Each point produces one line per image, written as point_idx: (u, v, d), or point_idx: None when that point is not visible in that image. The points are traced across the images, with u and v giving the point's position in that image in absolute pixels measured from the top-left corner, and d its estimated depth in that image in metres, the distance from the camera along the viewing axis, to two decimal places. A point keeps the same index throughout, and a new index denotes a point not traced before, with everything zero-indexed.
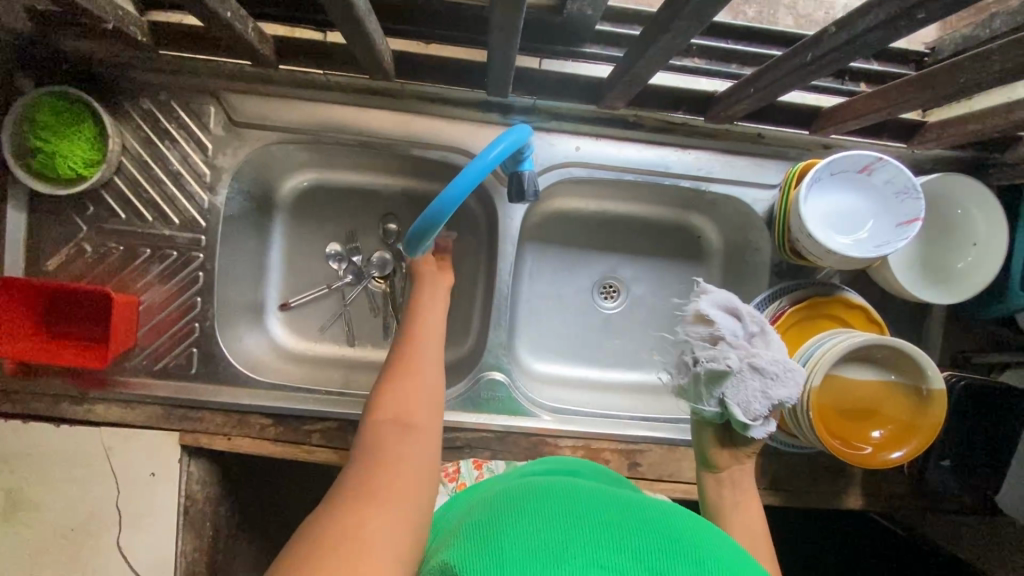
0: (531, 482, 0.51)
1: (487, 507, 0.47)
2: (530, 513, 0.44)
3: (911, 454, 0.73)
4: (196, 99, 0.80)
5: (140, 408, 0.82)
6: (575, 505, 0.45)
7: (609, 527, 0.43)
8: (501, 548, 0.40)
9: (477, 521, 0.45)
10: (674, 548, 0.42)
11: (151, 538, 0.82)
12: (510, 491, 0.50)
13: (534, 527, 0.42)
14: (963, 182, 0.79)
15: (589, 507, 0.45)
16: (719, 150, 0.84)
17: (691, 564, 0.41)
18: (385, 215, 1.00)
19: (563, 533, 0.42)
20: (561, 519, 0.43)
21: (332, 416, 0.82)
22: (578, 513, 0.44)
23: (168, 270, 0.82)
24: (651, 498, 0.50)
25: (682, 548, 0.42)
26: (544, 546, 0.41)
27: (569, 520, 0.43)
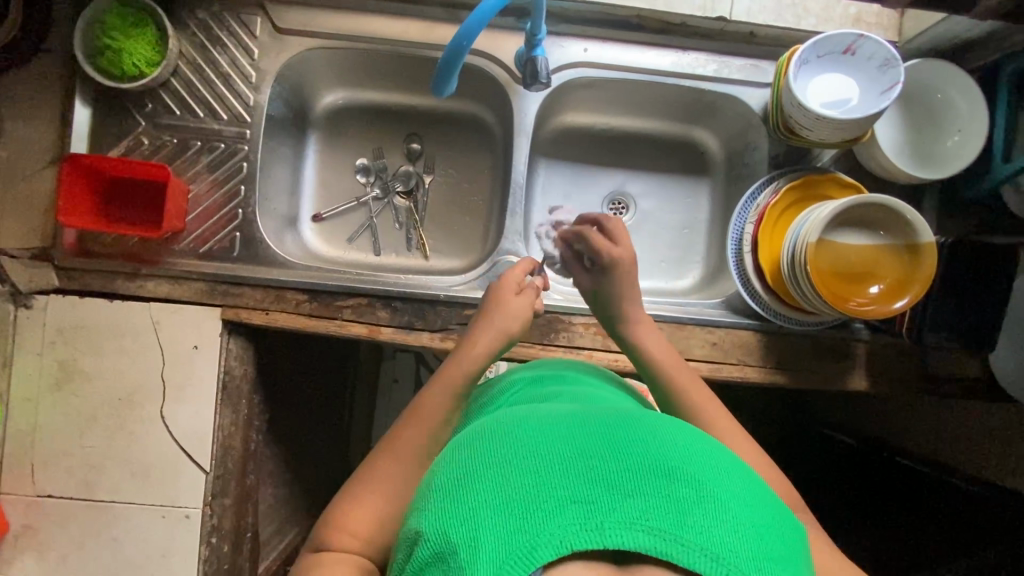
0: (494, 421, 0.55)
1: (453, 459, 0.51)
2: (492, 464, 0.47)
3: (912, 301, 0.77)
4: (246, 10, 0.91)
5: (186, 285, 0.89)
6: (533, 445, 0.49)
7: (569, 458, 0.47)
8: (472, 508, 0.44)
9: (446, 480, 0.49)
10: (634, 463, 0.46)
11: (192, 408, 0.88)
12: (476, 435, 0.53)
13: (499, 476, 0.46)
14: (942, 66, 0.86)
15: (547, 442, 0.49)
16: (716, 50, 0.92)
17: (651, 477, 0.45)
18: (409, 133, 1.08)
19: (525, 476, 0.46)
20: (530, 463, 0.47)
21: (361, 291, 0.89)
22: (535, 453, 0.48)
23: (215, 161, 0.91)
24: (604, 416, 0.54)
25: (642, 463, 0.46)
26: (507, 493, 0.44)
27: (530, 463, 0.47)
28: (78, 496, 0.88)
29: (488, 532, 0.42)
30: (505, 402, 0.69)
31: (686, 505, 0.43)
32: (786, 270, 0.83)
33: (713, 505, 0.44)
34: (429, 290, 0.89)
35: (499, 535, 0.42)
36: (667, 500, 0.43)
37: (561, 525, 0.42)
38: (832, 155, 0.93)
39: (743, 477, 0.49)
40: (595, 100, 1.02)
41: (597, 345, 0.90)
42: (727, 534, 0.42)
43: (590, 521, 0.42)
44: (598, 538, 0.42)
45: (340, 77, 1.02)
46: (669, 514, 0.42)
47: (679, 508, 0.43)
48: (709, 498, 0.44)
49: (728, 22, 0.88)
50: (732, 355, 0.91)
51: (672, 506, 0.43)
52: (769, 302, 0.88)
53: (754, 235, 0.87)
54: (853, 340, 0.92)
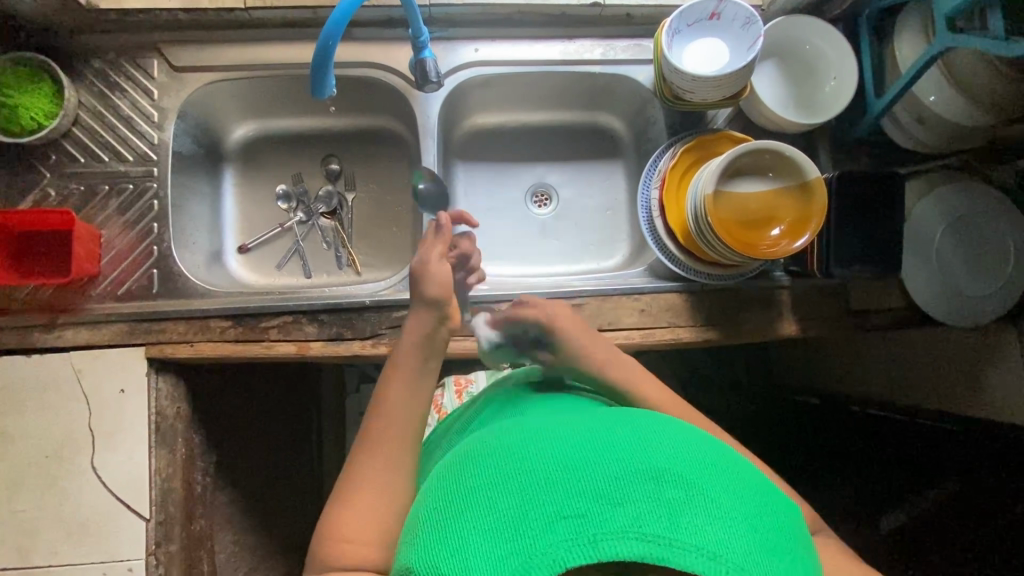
0: (483, 442, 0.55)
1: (444, 486, 0.51)
2: (482, 488, 0.48)
3: (812, 235, 0.79)
4: (140, 54, 0.93)
5: (104, 328, 0.88)
6: (521, 460, 0.49)
7: (558, 471, 0.47)
8: (464, 543, 0.45)
9: (437, 508, 0.49)
10: (624, 470, 0.46)
11: (124, 454, 0.86)
12: (466, 461, 0.53)
13: (489, 500, 0.47)
14: (804, 21, 0.92)
15: (534, 457, 0.49)
16: (599, 36, 0.97)
17: (642, 483, 0.45)
18: (326, 154, 1.10)
19: (514, 497, 0.46)
20: (517, 485, 0.47)
21: (285, 310, 0.88)
22: (524, 470, 0.48)
23: (125, 203, 0.91)
24: (592, 423, 0.54)
25: (631, 469, 0.46)
26: (497, 519, 0.45)
27: (516, 482, 0.47)
28: (13, 566, 0.83)
29: (480, 559, 0.43)
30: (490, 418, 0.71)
31: (676, 507, 0.44)
32: (693, 226, 0.85)
33: (705, 503, 0.45)
34: (353, 298, 0.89)
35: (492, 563, 0.43)
36: (657, 504, 0.44)
37: (553, 543, 0.43)
38: (725, 116, 0.98)
39: (734, 465, 0.51)
40: (499, 98, 1.06)
41: None
42: (721, 531, 0.43)
43: (581, 534, 0.43)
44: (590, 551, 0.42)
45: (247, 109, 1.04)
46: (660, 519, 0.43)
47: (670, 509, 0.44)
48: (700, 498, 0.45)
49: (603, 6, 0.93)
50: (662, 318, 0.93)
51: (663, 510, 0.44)
52: (686, 262, 0.91)
53: (660, 199, 0.90)
54: (777, 287, 0.94)
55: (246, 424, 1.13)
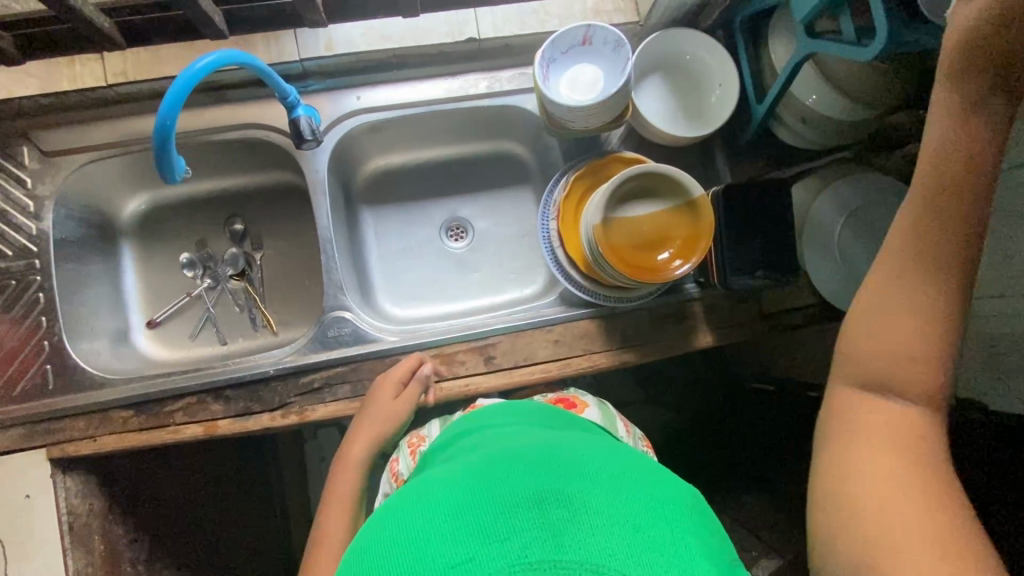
0: (380, 506, 0.52)
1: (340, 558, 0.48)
2: (373, 549, 0.45)
3: (701, 257, 0.79)
4: (6, 143, 0.89)
5: (2, 434, 0.85)
6: (413, 516, 0.46)
7: (445, 516, 0.45)
8: None
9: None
10: (510, 501, 0.45)
11: (38, 561, 0.83)
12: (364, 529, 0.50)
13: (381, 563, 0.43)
14: (680, 33, 0.91)
15: (425, 508, 0.47)
16: (482, 69, 0.95)
17: (528, 512, 0.44)
18: (229, 216, 1.08)
19: (404, 554, 0.43)
20: (408, 540, 0.44)
21: (189, 390, 0.86)
22: (413, 523, 0.45)
23: (9, 300, 0.87)
24: (485, 464, 0.53)
25: (518, 501, 0.45)
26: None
27: (405, 537, 0.44)
28: None
29: None
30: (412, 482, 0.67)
31: (561, 526, 0.42)
32: (590, 256, 0.84)
33: (589, 518, 0.44)
34: (259, 369, 0.87)
35: None
36: (542, 529, 0.42)
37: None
38: (620, 135, 0.97)
39: (626, 473, 0.50)
40: (396, 139, 1.04)
41: (443, 375, 0.90)
42: (604, 542, 0.42)
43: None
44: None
45: (136, 181, 1.01)
46: (546, 543, 0.41)
47: (553, 532, 0.42)
48: (585, 513, 0.44)
49: (480, 41, 0.93)
50: (577, 347, 0.92)
51: (549, 533, 0.42)
52: (592, 290, 0.90)
53: (557, 230, 0.89)
54: (688, 300, 0.94)
55: None
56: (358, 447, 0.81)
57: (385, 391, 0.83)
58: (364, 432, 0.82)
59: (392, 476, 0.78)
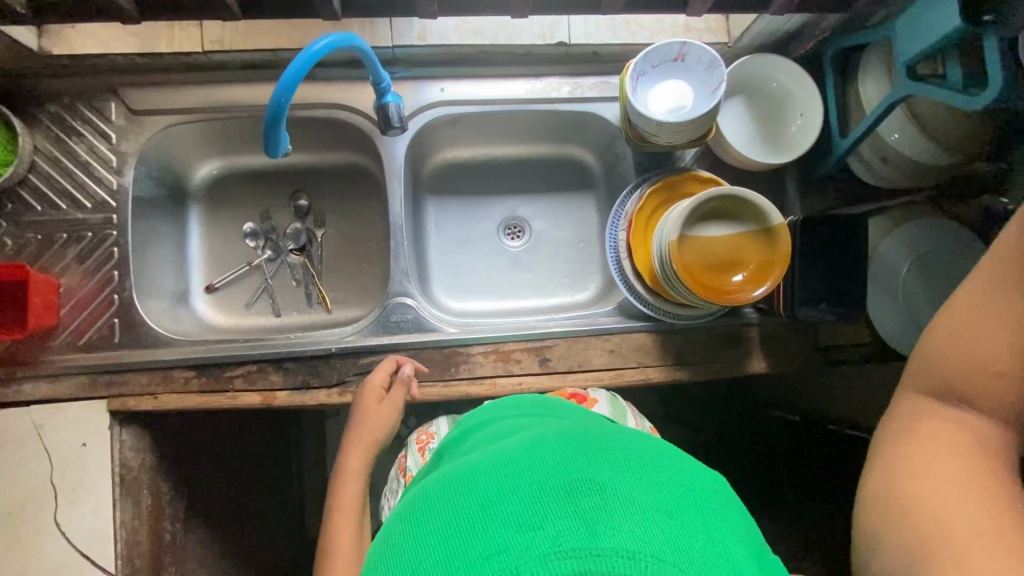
0: (405, 506, 0.50)
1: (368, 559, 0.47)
2: (400, 547, 0.43)
3: (773, 284, 0.80)
4: (96, 97, 0.91)
5: (65, 381, 0.86)
6: (440, 510, 0.45)
7: (473, 508, 0.43)
8: None
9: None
10: (538, 489, 0.43)
11: (88, 510, 0.84)
12: (391, 528, 0.49)
13: (412, 564, 0.41)
14: (769, 61, 0.92)
15: (453, 501, 0.45)
16: (566, 73, 0.96)
17: (556, 500, 0.42)
18: (295, 191, 1.09)
19: (435, 554, 0.41)
20: (438, 540, 0.42)
21: (251, 358, 0.87)
22: (441, 520, 0.43)
23: (83, 251, 0.89)
24: (504, 448, 0.51)
25: (547, 489, 0.43)
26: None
27: (433, 532, 0.43)
28: None
29: None
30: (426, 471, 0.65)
31: (594, 514, 0.40)
32: (659, 271, 0.85)
33: (622, 504, 0.42)
34: (320, 345, 0.88)
35: None
36: (574, 517, 0.40)
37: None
38: (694, 153, 0.98)
39: (651, 453, 0.48)
40: (468, 133, 1.05)
41: (498, 372, 0.91)
42: (638, 528, 0.40)
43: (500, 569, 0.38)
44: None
45: (211, 147, 1.02)
46: (580, 531, 0.39)
47: (587, 518, 0.40)
48: (616, 500, 0.42)
49: (569, 45, 0.94)
50: (631, 359, 0.93)
51: (580, 521, 0.40)
52: (654, 304, 0.91)
53: (626, 241, 0.90)
54: (746, 325, 0.95)
55: None
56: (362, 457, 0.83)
57: (371, 396, 0.84)
58: (357, 442, 0.83)
59: (403, 471, 0.87)
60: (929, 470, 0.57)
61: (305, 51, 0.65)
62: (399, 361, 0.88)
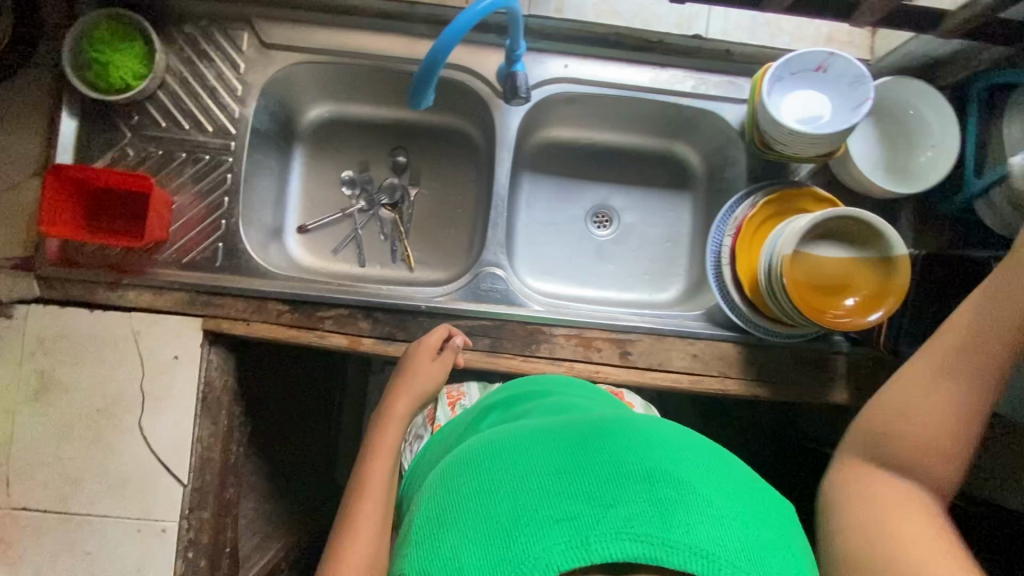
0: (474, 447, 0.55)
1: (438, 495, 0.51)
2: (474, 495, 0.48)
3: (886, 313, 0.77)
4: (231, 25, 0.92)
5: (166, 295, 0.89)
6: (517, 467, 0.49)
7: (549, 476, 0.47)
8: (461, 548, 0.44)
9: (430, 515, 0.49)
10: (614, 475, 0.46)
11: (170, 420, 0.88)
12: (456, 466, 0.54)
13: (486, 507, 0.46)
14: (911, 85, 0.88)
15: (531, 463, 0.49)
16: (694, 67, 0.93)
17: (630, 487, 0.45)
18: (395, 146, 1.10)
19: (508, 503, 0.45)
20: (513, 490, 0.47)
21: (344, 303, 0.89)
22: (517, 476, 0.48)
23: (199, 173, 0.91)
24: (579, 427, 0.55)
25: (623, 475, 0.46)
26: (492, 524, 0.44)
27: (510, 489, 0.47)
28: (53, 509, 0.86)
29: (476, 563, 0.42)
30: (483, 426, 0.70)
31: (670, 506, 0.44)
32: (764, 283, 0.83)
33: (696, 503, 0.44)
34: (410, 301, 0.90)
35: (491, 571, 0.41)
36: (649, 504, 0.44)
37: (547, 546, 0.42)
38: (809, 170, 0.95)
39: (721, 464, 0.51)
40: (578, 114, 1.03)
41: (578, 357, 0.90)
42: (711, 530, 0.42)
43: (575, 536, 0.42)
44: (584, 553, 0.41)
45: (326, 91, 1.03)
46: (653, 519, 0.42)
47: (661, 509, 0.43)
48: (692, 497, 0.45)
49: (704, 40, 0.92)
50: (712, 367, 0.91)
51: (652, 509, 0.43)
52: (749, 316, 0.89)
53: (731, 247, 0.88)
54: (834, 353, 0.92)
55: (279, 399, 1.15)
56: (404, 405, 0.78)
57: (426, 353, 0.82)
58: (406, 392, 0.79)
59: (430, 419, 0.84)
60: (900, 527, 0.52)
61: (470, 7, 0.65)
62: (451, 331, 0.87)
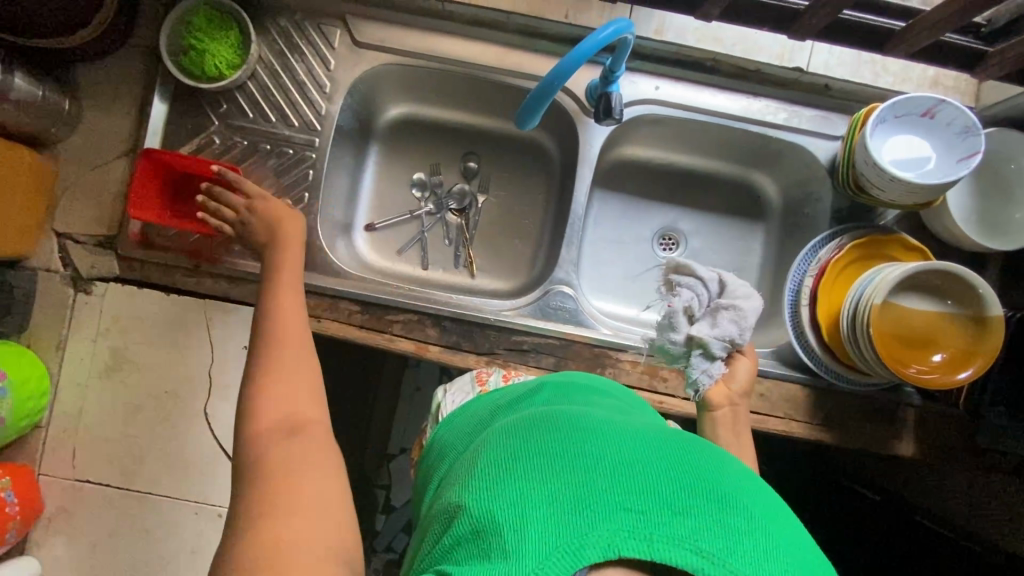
0: (546, 418, 0.52)
1: (504, 446, 0.49)
2: (540, 460, 0.45)
3: (976, 373, 0.75)
4: (325, 21, 0.92)
5: (240, 285, 0.90)
6: (592, 446, 0.46)
7: (623, 463, 0.44)
8: (521, 504, 0.42)
9: (491, 462, 0.47)
10: (692, 485, 0.43)
11: (235, 408, 0.89)
12: (521, 428, 0.52)
13: (553, 472, 0.44)
14: (1018, 139, 0.84)
15: (607, 447, 0.46)
16: (789, 100, 0.91)
17: (706, 502, 0.42)
18: (467, 152, 1.09)
19: (577, 475, 0.43)
20: (584, 463, 0.44)
21: (414, 309, 0.89)
22: (590, 454, 0.45)
23: (281, 166, 0.92)
24: (657, 434, 0.51)
25: (700, 489, 0.43)
26: (559, 488, 0.42)
27: (581, 460, 0.45)
28: (116, 485, 0.88)
29: (533, 520, 0.40)
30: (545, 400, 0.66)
31: (739, 534, 0.40)
32: (846, 329, 0.81)
33: (768, 546, 0.40)
34: (479, 313, 0.89)
35: (545, 531, 0.39)
36: (720, 524, 0.40)
37: (610, 527, 0.39)
38: (896, 215, 0.92)
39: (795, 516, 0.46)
40: (659, 136, 1.01)
41: (642, 384, 0.89)
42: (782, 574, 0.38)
43: (640, 529, 0.39)
44: (645, 548, 0.38)
45: (407, 91, 1.03)
46: (721, 541, 0.39)
47: (730, 535, 0.40)
48: (764, 538, 0.41)
49: (804, 72, 0.89)
50: (778, 407, 0.89)
51: (724, 532, 0.40)
52: (823, 359, 0.87)
53: (812, 289, 0.86)
54: (904, 404, 0.90)
55: None
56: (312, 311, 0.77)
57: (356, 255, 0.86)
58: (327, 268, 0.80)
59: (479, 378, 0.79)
60: None
61: (592, 35, 0.64)
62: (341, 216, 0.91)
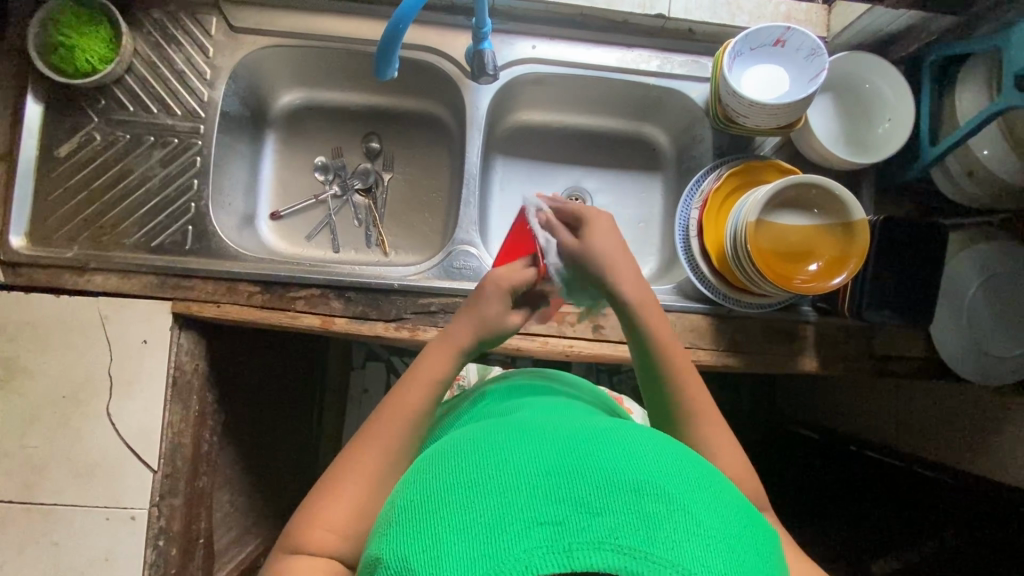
0: (462, 440, 0.52)
1: (417, 480, 0.48)
2: (456, 487, 0.45)
3: (849, 275, 0.79)
4: (200, 10, 0.93)
5: (134, 278, 0.88)
6: (506, 461, 0.46)
7: (537, 474, 0.44)
8: (438, 543, 0.41)
9: (408, 503, 0.46)
10: (604, 480, 0.43)
11: (138, 404, 0.86)
12: (440, 453, 0.51)
13: (467, 499, 0.43)
14: (866, 59, 0.90)
15: (520, 458, 0.46)
16: (658, 48, 0.96)
17: (621, 492, 0.42)
18: (367, 133, 1.10)
19: (492, 497, 0.43)
20: (498, 483, 0.44)
21: (316, 283, 0.89)
22: (504, 470, 0.45)
23: (169, 156, 0.92)
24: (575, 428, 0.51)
25: (612, 480, 0.43)
26: (473, 519, 0.41)
27: (494, 480, 0.44)
28: (17, 500, 0.84)
29: (452, 558, 0.40)
30: (472, 415, 0.69)
31: (654, 519, 0.40)
32: (729, 250, 0.85)
33: (685, 521, 0.41)
34: (383, 280, 0.90)
35: (463, 565, 0.39)
36: (634, 516, 0.40)
37: (528, 547, 0.39)
38: (773, 144, 0.97)
39: (721, 482, 0.48)
40: (547, 97, 1.05)
41: (551, 332, 0.91)
42: (698, 548, 0.40)
43: (556, 542, 0.39)
44: (565, 559, 0.39)
45: (297, 75, 1.04)
46: (636, 531, 0.40)
47: (647, 522, 0.40)
48: (681, 516, 0.41)
49: (667, 18, 0.94)
50: (683, 338, 0.92)
51: (641, 521, 0.40)
52: (717, 286, 0.91)
53: (699, 219, 0.90)
54: (801, 322, 0.94)
55: (254, 393, 1.13)
56: (440, 360, 0.67)
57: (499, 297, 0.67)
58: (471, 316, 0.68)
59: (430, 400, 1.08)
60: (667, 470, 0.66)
61: None
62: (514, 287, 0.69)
